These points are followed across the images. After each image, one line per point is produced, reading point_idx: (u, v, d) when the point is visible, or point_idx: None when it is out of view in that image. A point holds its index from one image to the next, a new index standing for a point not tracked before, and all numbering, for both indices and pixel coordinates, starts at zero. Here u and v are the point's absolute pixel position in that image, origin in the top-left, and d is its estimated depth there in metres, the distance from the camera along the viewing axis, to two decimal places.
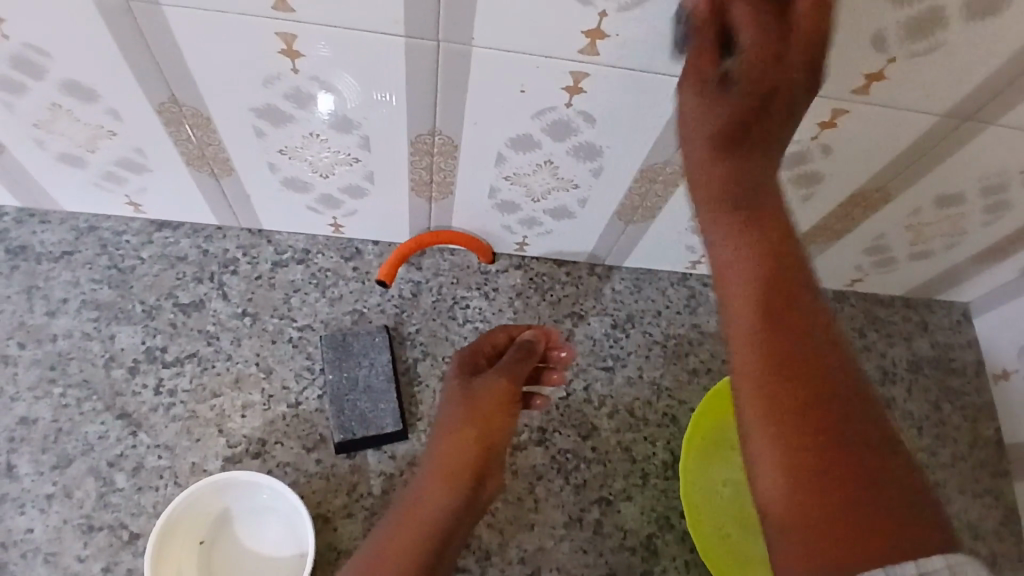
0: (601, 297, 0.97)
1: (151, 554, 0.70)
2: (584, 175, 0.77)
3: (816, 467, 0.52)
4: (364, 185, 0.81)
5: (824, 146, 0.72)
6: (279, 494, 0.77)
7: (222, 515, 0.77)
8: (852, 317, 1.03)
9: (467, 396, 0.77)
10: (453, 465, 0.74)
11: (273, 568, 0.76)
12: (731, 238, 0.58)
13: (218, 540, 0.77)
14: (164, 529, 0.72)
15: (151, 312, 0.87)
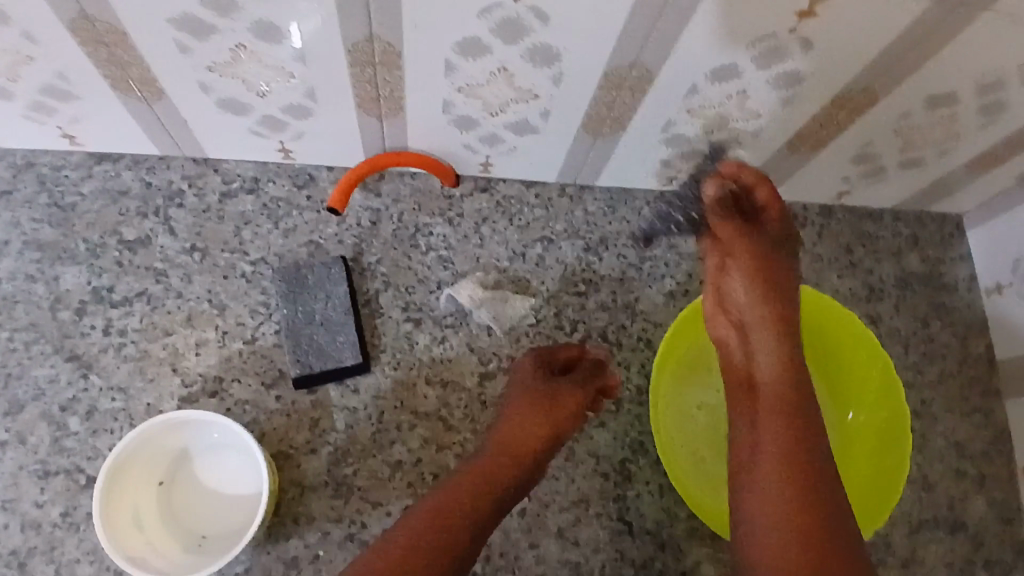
0: (573, 219, 0.92)
1: (101, 497, 0.68)
2: (543, 83, 0.71)
3: (810, 493, 0.60)
4: (306, 103, 0.75)
5: (804, 40, 0.65)
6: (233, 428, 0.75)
7: (177, 456, 0.76)
8: (839, 233, 0.98)
9: (543, 392, 0.74)
10: (512, 453, 0.70)
11: (228, 508, 0.75)
12: (770, 326, 0.66)
13: (173, 477, 0.76)
14: (116, 463, 0.70)
15: (96, 250, 0.83)
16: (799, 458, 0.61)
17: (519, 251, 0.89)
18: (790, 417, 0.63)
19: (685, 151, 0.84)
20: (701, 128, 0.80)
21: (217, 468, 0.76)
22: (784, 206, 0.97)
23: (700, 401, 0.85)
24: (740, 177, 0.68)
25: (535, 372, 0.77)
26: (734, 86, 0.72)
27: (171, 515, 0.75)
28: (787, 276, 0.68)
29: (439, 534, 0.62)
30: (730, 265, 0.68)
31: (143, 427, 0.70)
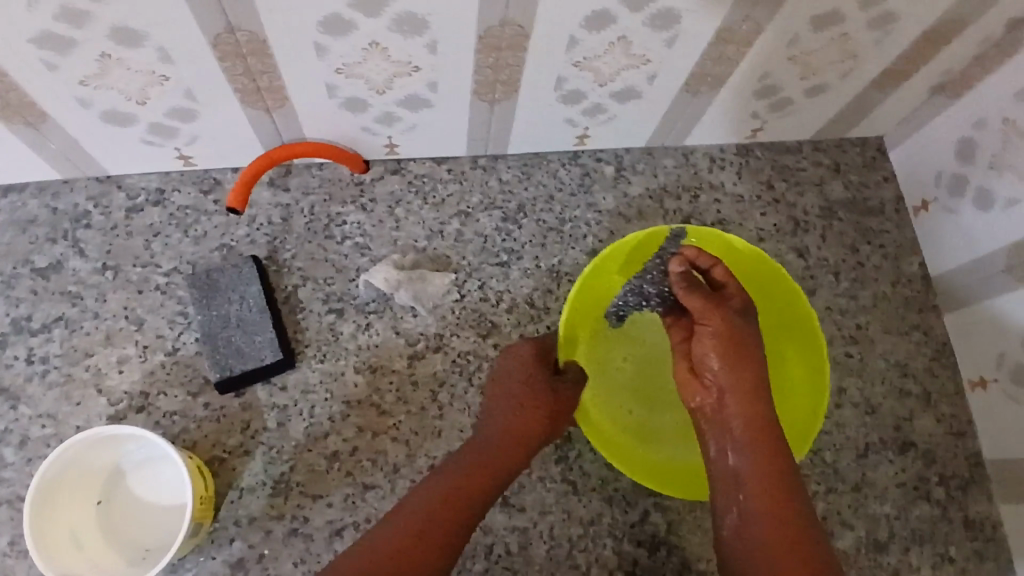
0: (487, 190, 0.91)
1: (30, 519, 0.69)
2: (419, 53, 0.70)
3: (787, 507, 0.64)
4: (189, 105, 0.74)
5: None
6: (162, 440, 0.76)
7: (114, 473, 0.76)
8: (759, 171, 0.97)
9: (552, 379, 0.75)
10: (519, 439, 0.72)
11: (159, 521, 0.76)
12: (739, 366, 0.69)
13: (107, 492, 0.76)
14: (46, 480, 0.71)
15: (9, 281, 0.82)
16: (781, 509, 0.64)
17: (436, 229, 0.89)
18: (769, 471, 0.66)
19: (586, 106, 0.84)
20: (593, 80, 0.79)
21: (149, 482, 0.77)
22: (701, 150, 0.96)
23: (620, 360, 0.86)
24: (697, 260, 0.75)
25: (541, 353, 0.76)
26: (611, 33, 0.72)
27: (112, 532, 0.75)
28: (755, 342, 0.70)
29: (432, 538, 0.66)
30: (701, 332, 0.71)
31: (64, 446, 0.70)
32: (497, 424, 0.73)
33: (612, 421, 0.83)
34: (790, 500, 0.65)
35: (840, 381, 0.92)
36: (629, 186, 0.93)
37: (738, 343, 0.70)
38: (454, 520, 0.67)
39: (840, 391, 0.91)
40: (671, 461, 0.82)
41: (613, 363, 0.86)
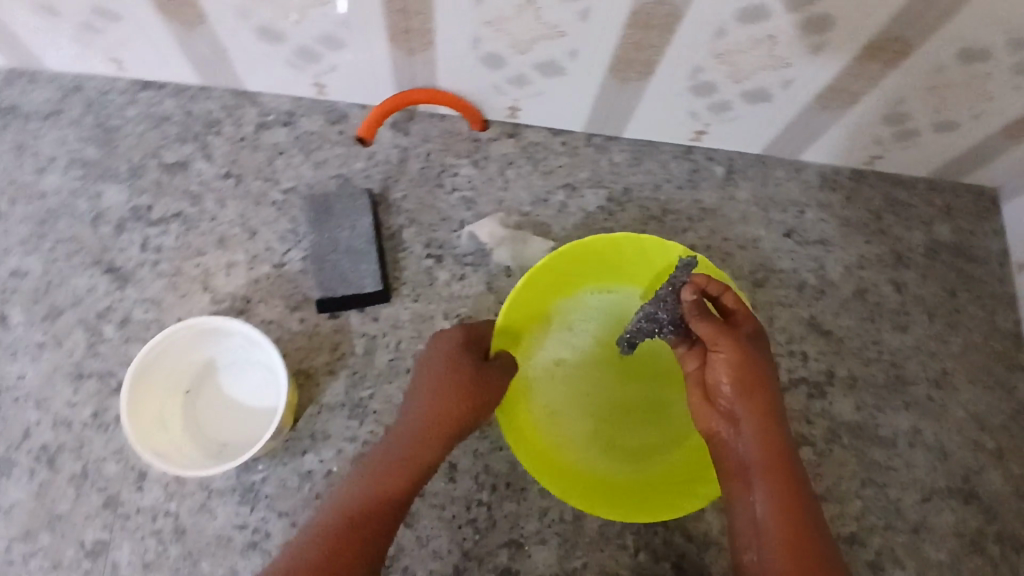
0: (598, 168, 0.92)
1: (128, 394, 0.73)
2: (570, 18, 0.72)
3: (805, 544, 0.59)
4: (340, 35, 0.77)
5: None
6: (253, 343, 0.79)
7: (210, 364, 0.80)
8: (869, 199, 0.96)
9: (473, 367, 0.71)
10: (439, 427, 0.70)
11: (237, 421, 0.79)
12: (750, 394, 0.64)
13: (200, 381, 0.80)
14: (155, 350, 0.75)
15: (137, 171, 0.86)
16: (797, 544, 0.59)
17: (542, 196, 0.91)
18: (787, 507, 0.61)
19: (713, 102, 0.84)
20: (728, 76, 0.80)
21: (238, 382, 0.80)
22: (812, 168, 0.96)
23: (567, 354, 0.84)
24: (708, 286, 0.68)
25: (469, 340, 0.74)
26: (761, 30, 0.72)
27: (195, 422, 0.79)
28: (770, 370, 0.65)
29: (364, 525, 0.66)
30: (712, 360, 0.66)
31: (168, 331, 0.74)
32: (417, 413, 0.71)
33: (540, 407, 0.82)
34: (811, 539, 0.59)
35: (915, 421, 0.90)
36: (736, 190, 0.94)
37: (750, 369, 0.64)
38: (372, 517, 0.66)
39: (914, 431, 0.90)
40: (577, 464, 0.81)
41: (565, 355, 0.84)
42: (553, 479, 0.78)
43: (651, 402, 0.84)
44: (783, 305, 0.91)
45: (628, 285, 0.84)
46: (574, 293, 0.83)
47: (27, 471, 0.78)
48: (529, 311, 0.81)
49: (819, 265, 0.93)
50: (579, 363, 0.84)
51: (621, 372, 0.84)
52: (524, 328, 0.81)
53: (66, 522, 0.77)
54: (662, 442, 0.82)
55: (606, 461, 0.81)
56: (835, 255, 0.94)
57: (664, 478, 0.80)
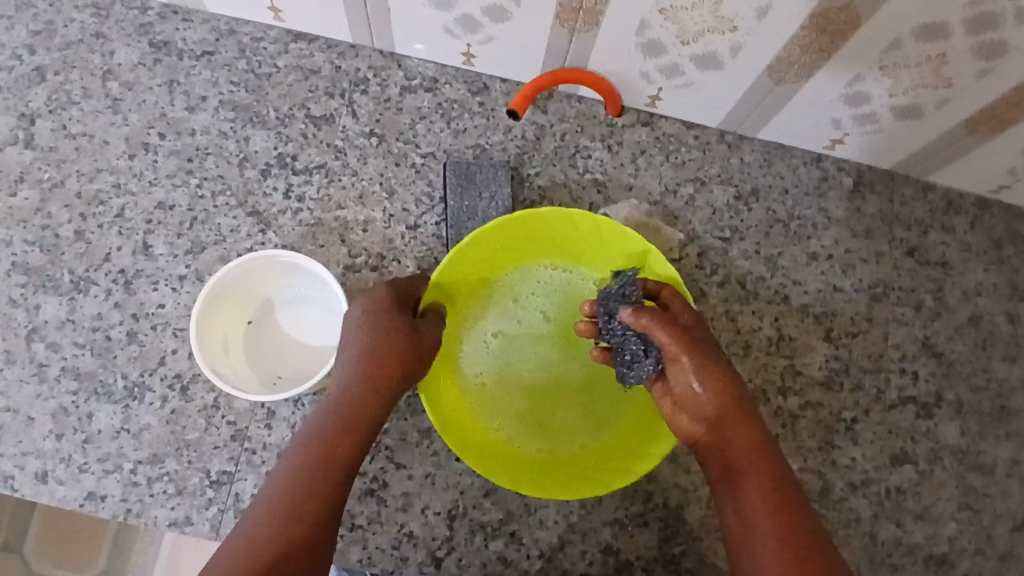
0: (727, 166, 0.93)
1: (201, 313, 0.75)
2: (746, 15, 0.72)
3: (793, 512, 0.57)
4: (507, 7, 0.78)
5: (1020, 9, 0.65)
6: (334, 308, 0.82)
7: (291, 313, 0.83)
8: (991, 228, 0.95)
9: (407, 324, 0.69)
10: (375, 387, 0.66)
11: (264, 364, 0.81)
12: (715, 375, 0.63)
13: (276, 320, 0.83)
14: (262, 262, 0.78)
15: (285, 120, 0.88)
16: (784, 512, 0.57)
17: (671, 188, 0.91)
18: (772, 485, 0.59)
19: (860, 112, 0.84)
20: (887, 88, 0.79)
21: (294, 337, 0.82)
22: (940, 190, 0.95)
23: (508, 321, 0.83)
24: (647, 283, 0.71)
25: (402, 297, 0.71)
26: (936, 47, 0.72)
27: (255, 351, 0.81)
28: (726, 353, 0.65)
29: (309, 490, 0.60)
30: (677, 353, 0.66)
31: (245, 258, 0.76)
32: (349, 378, 0.66)
33: (468, 368, 0.82)
34: (796, 508, 0.57)
35: (1016, 452, 0.89)
36: (861, 203, 0.94)
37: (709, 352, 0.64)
38: (319, 491, 0.60)
39: (1014, 461, 0.89)
40: (494, 432, 0.81)
41: (509, 322, 0.83)
42: (467, 442, 0.78)
43: (585, 387, 0.83)
44: (898, 323, 0.91)
45: (583, 265, 0.83)
46: (526, 264, 0.83)
47: (159, 397, 0.81)
48: (473, 271, 0.80)
49: (938, 287, 0.93)
50: (522, 333, 0.83)
51: (559, 350, 0.83)
52: (464, 288, 0.81)
53: (195, 450, 0.80)
54: (583, 428, 0.82)
55: (523, 436, 0.81)
56: (952, 279, 0.93)
57: (577, 462, 0.80)
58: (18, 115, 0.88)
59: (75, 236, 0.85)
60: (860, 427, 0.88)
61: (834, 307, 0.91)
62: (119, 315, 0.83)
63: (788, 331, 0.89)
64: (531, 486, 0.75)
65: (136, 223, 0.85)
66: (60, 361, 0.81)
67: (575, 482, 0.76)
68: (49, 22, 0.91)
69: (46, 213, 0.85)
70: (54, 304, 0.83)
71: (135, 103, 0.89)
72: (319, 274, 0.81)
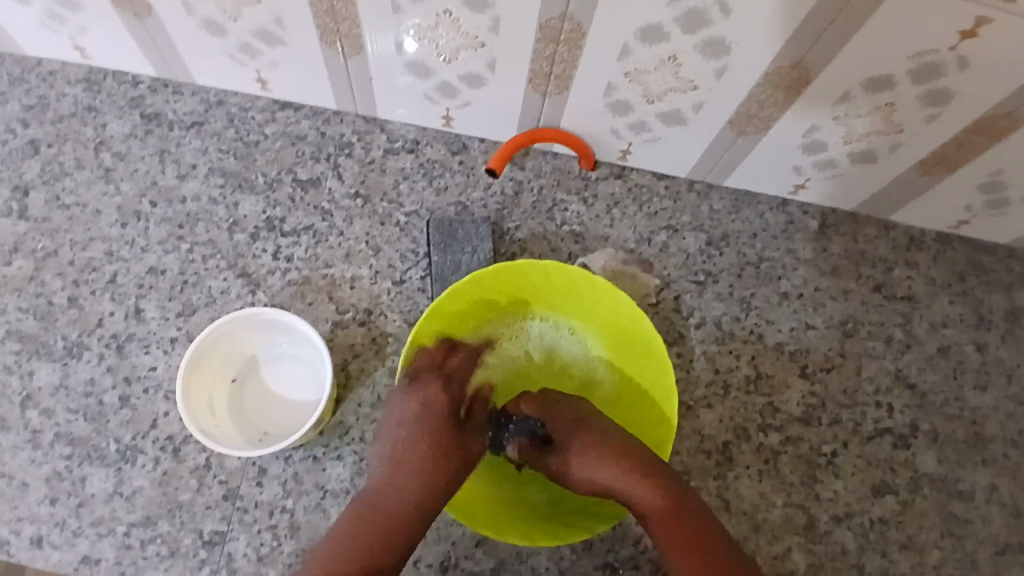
0: (698, 214, 0.97)
1: (184, 372, 0.76)
2: (706, 75, 0.77)
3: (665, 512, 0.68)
4: (483, 73, 0.83)
5: (960, 59, 0.70)
6: (317, 365, 0.84)
7: (273, 371, 0.85)
8: (953, 261, 1.00)
9: (443, 387, 0.76)
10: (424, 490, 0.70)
11: (247, 421, 0.83)
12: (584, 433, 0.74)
13: (258, 378, 0.84)
14: (246, 320, 0.81)
15: (273, 184, 0.92)
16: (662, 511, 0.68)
17: (645, 236, 0.96)
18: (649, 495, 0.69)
19: (820, 159, 0.89)
20: (842, 136, 0.84)
21: (276, 395, 0.84)
22: (902, 228, 1.00)
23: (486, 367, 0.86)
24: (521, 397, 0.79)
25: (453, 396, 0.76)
26: (884, 97, 0.77)
27: (237, 409, 0.83)
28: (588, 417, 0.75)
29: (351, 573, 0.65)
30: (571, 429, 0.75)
31: (228, 317, 0.78)
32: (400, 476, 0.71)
33: None
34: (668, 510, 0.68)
35: (994, 478, 0.92)
36: (828, 243, 0.99)
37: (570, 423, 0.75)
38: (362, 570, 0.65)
39: (992, 487, 0.91)
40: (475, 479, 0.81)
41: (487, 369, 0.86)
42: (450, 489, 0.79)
43: None
44: (870, 356, 0.95)
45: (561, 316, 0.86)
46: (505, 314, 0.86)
47: (152, 459, 0.82)
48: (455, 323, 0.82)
49: (905, 320, 0.97)
50: (500, 379, 0.86)
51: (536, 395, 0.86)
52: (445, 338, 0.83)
53: (187, 511, 0.80)
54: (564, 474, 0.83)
55: (505, 484, 0.82)
56: (919, 313, 0.98)
57: (560, 509, 0.80)
58: (12, 188, 0.91)
59: (68, 302, 0.87)
60: (840, 460, 0.90)
61: (808, 344, 0.94)
62: (111, 379, 0.84)
63: (765, 369, 0.92)
64: (514, 536, 0.75)
65: (129, 288, 0.87)
66: (53, 427, 0.82)
67: (558, 530, 0.77)
68: (42, 97, 0.95)
69: (39, 281, 0.88)
70: (47, 370, 0.84)
71: (127, 172, 0.92)
72: (300, 333, 0.83)
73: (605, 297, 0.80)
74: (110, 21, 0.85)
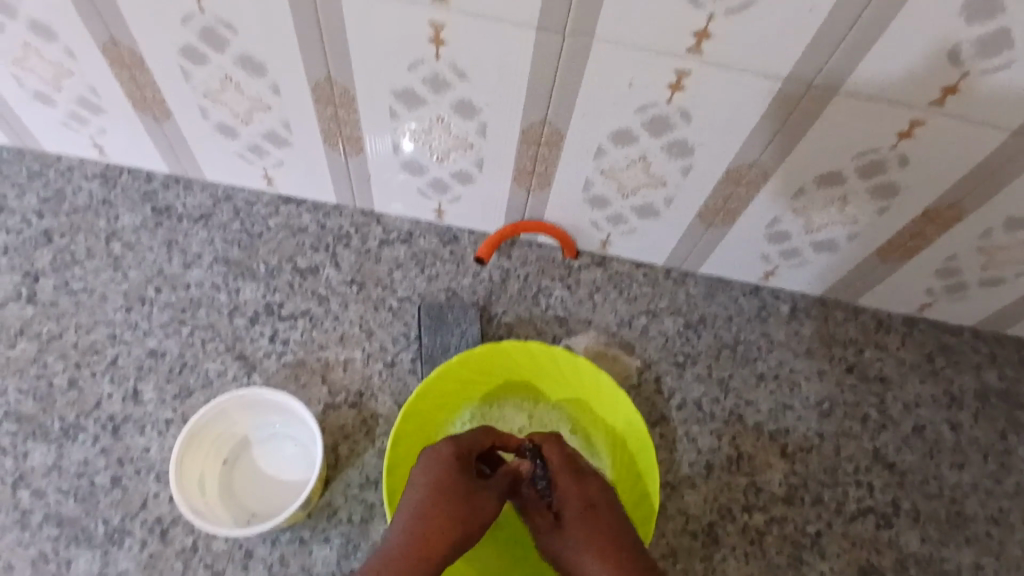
0: (676, 299, 1.03)
1: (179, 450, 0.79)
2: (673, 173, 0.85)
3: None
4: (472, 171, 0.91)
5: (902, 157, 0.78)
6: (307, 448, 0.86)
7: (263, 452, 0.87)
8: (921, 343, 1.05)
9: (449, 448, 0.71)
10: (423, 554, 0.65)
11: (234, 502, 0.84)
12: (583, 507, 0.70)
13: (248, 459, 0.86)
14: (243, 400, 0.83)
15: (273, 272, 0.98)
16: None
17: (626, 320, 1.01)
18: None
19: (785, 248, 0.96)
20: (803, 226, 0.91)
21: (263, 477, 0.85)
22: (869, 311, 1.06)
23: None
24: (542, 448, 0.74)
25: (457, 454, 0.71)
26: (838, 191, 0.85)
27: (226, 490, 0.84)
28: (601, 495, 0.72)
29: None
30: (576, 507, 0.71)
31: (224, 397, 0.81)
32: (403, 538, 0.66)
33: None
34: None
35: (977, 556, 0.93)
36: (800, 327, 1.04)
37: (573, 498, 0.71)
38: None
39: (976, 567, 0.92)
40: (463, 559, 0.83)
41: None
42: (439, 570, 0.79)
43: None
44: (848, 437, 0.98)
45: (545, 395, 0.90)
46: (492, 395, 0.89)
47: (139, 541, 0.82)
48: (444, 401, 0.85)
49: (880, 400, 1.01)
50: None
51: None
52: (434, 417, 0.85)
53: None
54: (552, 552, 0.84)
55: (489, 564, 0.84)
56: (893, 393, 1.01)
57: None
58: (23, 274, 0.96)
59: (69, 383, 0.90)
60: (824, 540, 0.91)
61: (787, 424, 0.97)
62: (105, 460, 0.86)
63: (746, 449, 0.95)
64: None
65: (128, 370, 0.91)
66: (43, 508, 0.83)
67: None
68: (60, 190, 1.02)
69: (42, 363, 0.91)
70: (42, 450, 0.86)
71: (135, 261, 0.98)
72: (294, 414, 0.86)
73: (586, 374, 0.85)
74: (131, 123, 0.93)
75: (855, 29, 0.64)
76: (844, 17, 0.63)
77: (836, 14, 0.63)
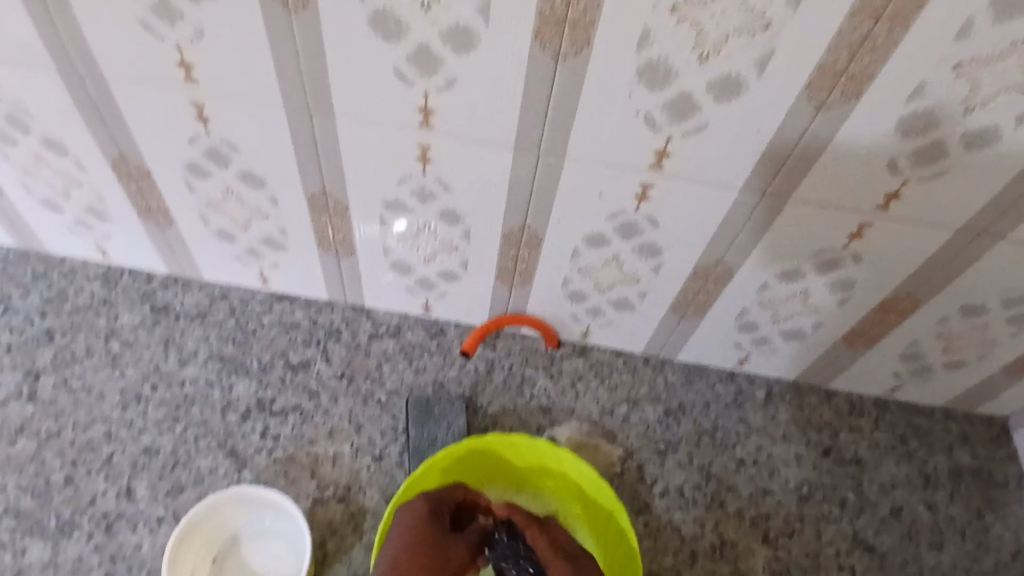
0: (655, 386, 1.07)
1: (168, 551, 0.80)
2: (645, 271, 0.91)
3: None
4: (457, 270, 0.96)
5: (855, 254, 0.84)
6: (296, 543, 0.87)
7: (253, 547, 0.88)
8: (894, 424, 1.08)
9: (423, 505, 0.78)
10: None
11: None
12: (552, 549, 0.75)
13: (237, 555, 0.87)
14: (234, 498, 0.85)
15: (266, 368, 1.01)
16: None
17: (607, 408, 1.04)
18: None
19: (756, 336, 1.01)
20: (771, 316, 0.97)
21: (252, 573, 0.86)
22: (842, 394, 1.10)
23: None
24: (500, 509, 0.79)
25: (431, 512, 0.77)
26: (798, 285, 0.91)
27: None
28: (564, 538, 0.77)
29: None
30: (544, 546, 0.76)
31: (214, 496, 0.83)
32: None
33: None
34: None
35: None
36: (776, 411, 1.07)
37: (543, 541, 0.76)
38: None
39: None
40: None
41: None
42: None
43: None
44: (827, 520, 1.00)
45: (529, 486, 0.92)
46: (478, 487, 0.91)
47: None
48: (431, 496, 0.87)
49: (857, 483, 1.03)
50: None
51: None
52: None
53: None
54: None
55: None
56: (870, 475, 1.04)
57: None
58: (23, 372, 0.99)
59: (64, 481, 0.92)
60: None
61: (767, 510, 1.00)
62: (98, 557, 0.88)
63: (728, 536, 0.97)
64: None
65: (122, 467, 0.93)
66: None
67: None
68: (63, 290, 1.06)
69: (39, 460, 0.93)
70: (39, 548, 0.88)
71: (133, 358, 1.01)
72: (283, 509, 0.87)
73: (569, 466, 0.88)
74: (135, 228, 0.99)
75: (800, 148, 0.71)
76: (789, 137, 0.70)
77: (780, 135, 0.70)
